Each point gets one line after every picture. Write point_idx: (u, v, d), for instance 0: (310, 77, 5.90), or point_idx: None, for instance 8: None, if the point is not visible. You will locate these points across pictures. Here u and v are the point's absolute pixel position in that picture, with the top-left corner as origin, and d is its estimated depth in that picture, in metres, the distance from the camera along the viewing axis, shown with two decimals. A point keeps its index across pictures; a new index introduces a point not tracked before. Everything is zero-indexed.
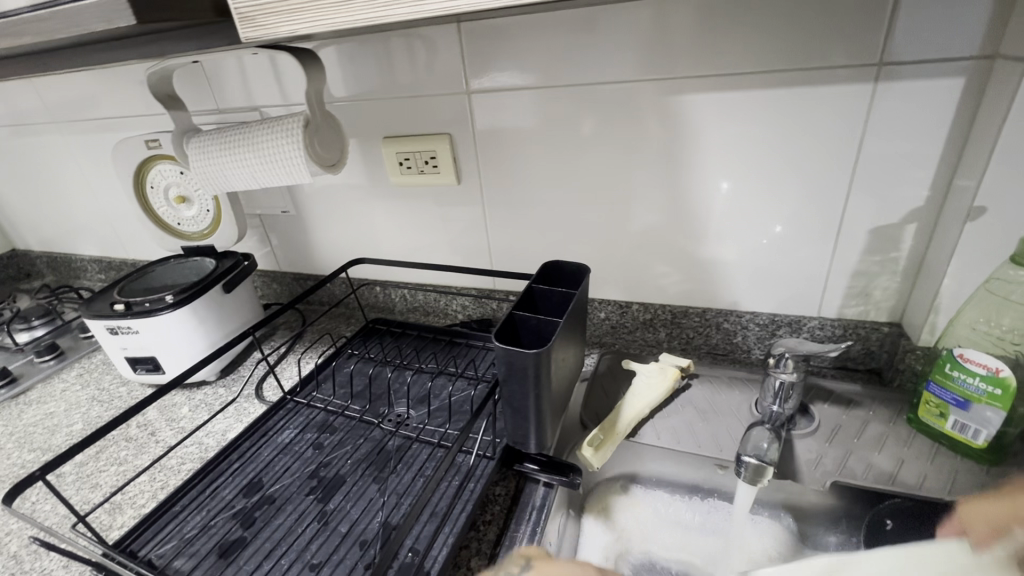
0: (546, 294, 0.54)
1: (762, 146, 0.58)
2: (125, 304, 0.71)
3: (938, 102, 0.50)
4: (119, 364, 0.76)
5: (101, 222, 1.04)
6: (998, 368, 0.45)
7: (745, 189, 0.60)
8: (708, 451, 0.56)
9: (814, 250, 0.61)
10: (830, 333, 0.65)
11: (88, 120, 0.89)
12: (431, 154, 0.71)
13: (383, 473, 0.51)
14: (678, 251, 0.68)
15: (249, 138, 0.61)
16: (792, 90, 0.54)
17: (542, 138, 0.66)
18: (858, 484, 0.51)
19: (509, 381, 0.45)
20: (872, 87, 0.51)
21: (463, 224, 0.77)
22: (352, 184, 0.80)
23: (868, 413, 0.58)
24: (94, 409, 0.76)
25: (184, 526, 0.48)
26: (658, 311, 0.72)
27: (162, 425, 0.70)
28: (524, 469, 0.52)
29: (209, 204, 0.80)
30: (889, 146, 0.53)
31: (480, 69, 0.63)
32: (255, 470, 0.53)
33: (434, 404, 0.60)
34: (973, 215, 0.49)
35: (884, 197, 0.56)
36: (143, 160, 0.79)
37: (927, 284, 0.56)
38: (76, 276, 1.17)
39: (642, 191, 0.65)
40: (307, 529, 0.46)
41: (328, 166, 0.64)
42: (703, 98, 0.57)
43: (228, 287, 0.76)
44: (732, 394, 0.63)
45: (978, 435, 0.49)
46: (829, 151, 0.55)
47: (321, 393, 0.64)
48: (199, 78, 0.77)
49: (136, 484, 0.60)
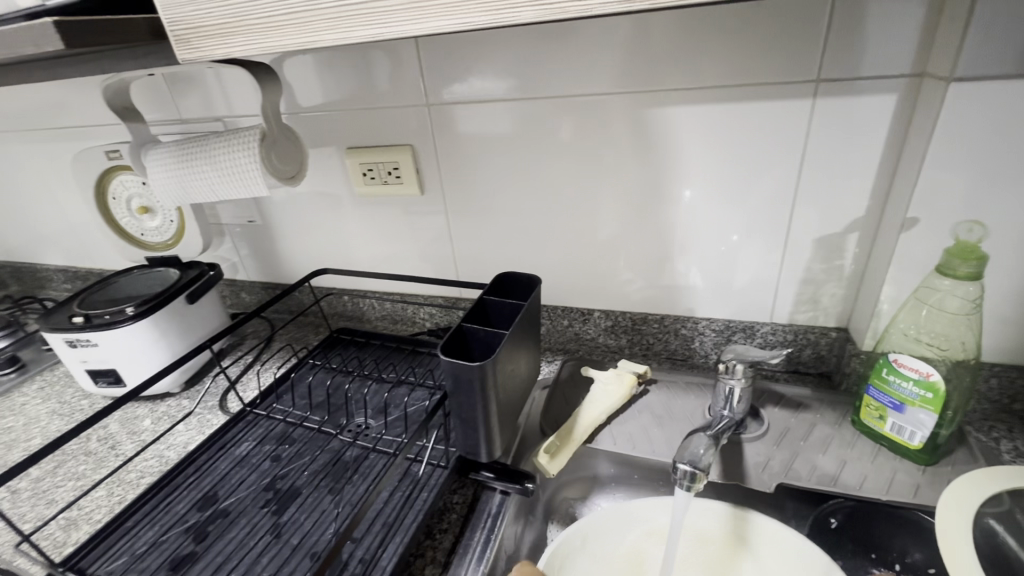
0: (499, 305, 0.55)
1: (713, 159, 0.59)
2: (85, 316, 0.70)
3: (872, 118, 0.52)
4: (79, 377, 0.75)
5: (67, 232, 1.03)
6: (928, 372, 0.48)
7: (701, 199, 0.62)
8: (662, 456, 0.57)
9: (764, 258, 0.63)
10: (782, 339, 0.67)
11: (49, 130, 0.88)
12: (394, 164, 0.72)
13: (339, 484, 0.51)
14: (637, 259, 0.69)
15: (207, 152, 0.61)
16: (737, 105, 0.56)
17: (503, 148, 0.67)
18: (802, 485, 0.52)
19: (457, 393, 0.46)
20: (810, 103, 0.53)
21: (429, 234, 0.78)
22: (318, 194, 0.80)
23: (816, 416, 0.60)
24: (54, 422, 0.75)
25: (136, 541, 0.48)
26: (619, 318, 0.74)
27: (123, 438, 0.69)
28: (479, 477, 0.54)
29: (172, 215, 0.80)
30: (829, 159, 0.56)
31: (440, 82, 0.65)
32: (211, 483, 0.53)
33: (394, 413, 0.61)
34: (907, 226, 0.51)
35: (827, 207, 0.58)
36: (103, 171, 0.78)
37: (869, 291, 0.58)
38: (41, 286, 1.15)
39: (601, 201, 0.67)
40: (259, 543, 0.46)
41: (286, 179, 0.65)
42: (656, 112, 0.59)
43: (191, 298, 0.76)
44: (687, 399, 0.65)
45: (913, 437, 0.51)
46: (776, 164, 0.57)
47: (282, 404, 0.64)
48: (161, 89, 0.77)
49: (92, 499, 0.59)
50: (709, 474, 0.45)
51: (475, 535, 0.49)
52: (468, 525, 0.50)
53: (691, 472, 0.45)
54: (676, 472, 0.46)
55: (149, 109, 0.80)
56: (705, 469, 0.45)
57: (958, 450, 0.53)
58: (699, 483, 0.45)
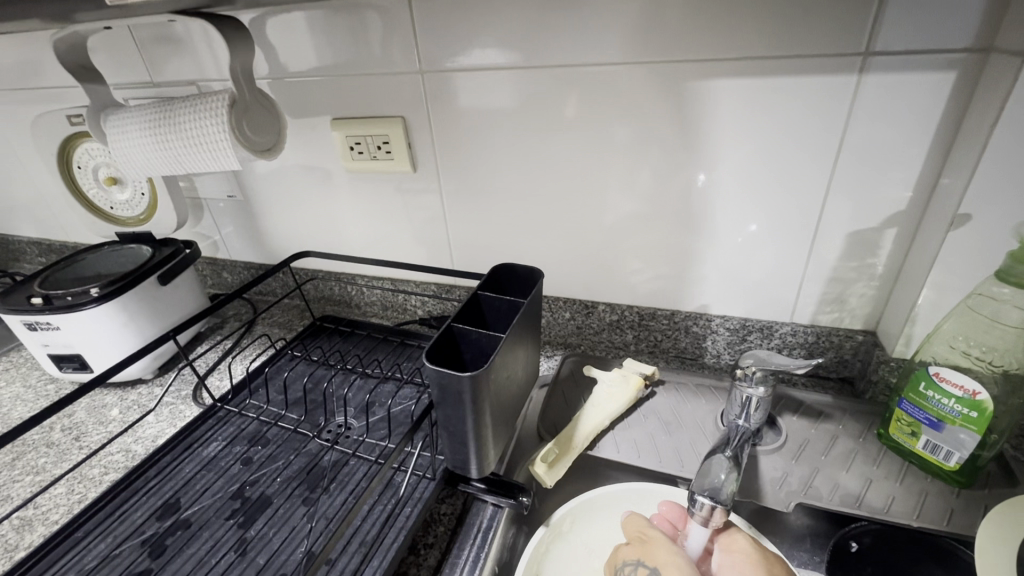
0: (494, 302, 0.50)
1: (738, 140, 0.53)
2: (44, 297, 0.63)
3: (925, 99, 0.46)
4: (42, 361, 0.69)
5: (38, 204, 0.97)
6: (975, 390, 0.43)
7: (720, 186, 0.56)
8: (669, 469, 0.52)
9: (788, 253, 0.58)
10: (802, 340, 0.62)
11: (10, 93, 0.80)
12: (384, 138, 0.66)
13: (314, 493, 0.47)
14: (649, 249, 0.63)
15: (173, 120, 0.55)
16: (770, 80, 0.49)
17: (505, 123, 0.60)
18: (823, 506, 0.47)
19: (444, 405, 0.40)
20: (854, 80, 0.47)
21: (424, 216, 0.72)
22: (303, 169, 0.73)
23: (838, 427, 0.55)
24: (17, 408, 0.70)
25: (85, 556, 0.43)
26: (625, 313, 0.69)
27: (89, 428, 0.64)
28: (469, 489, 0.48)
29: (143, 187, 0.74)
30: (870, 146, 0.49)
31: (434, 47, 0.58)
32: (173, 489, 0.49)
33: (377, 414, 0.56)
34: (957, 223, 0.46)
35: (863, 200, 0.52)
36: (67, 138, 0.72)
37: (904, 293, 0.53)
38: (14, 260, 1.08)
39: (609, 184, 0.60)
40: (221, 561, 0.42)
41: (261, 152, 0.59)
42: (676, 87, 0.52)
43: (165, 279, 0.70)
44: (697, 404, 0.60)
45: (950, 457, 0.46)
46: (809, 149, 0.51)
47: (256, 400, 0.60)
48: (127, 48, 0.70)
49: (50, 497, 0.54)
50: (731, 507, 0.41)
51: (463, 553, 0.45)
52: (455, 541, 0.46)
53: (712, 506, 0.41)
54: (694, 505, 0.42)
55: (114, 70, 0.73)
56: (726, 502, 0.41)
57: (995, 471, 0.48)
58: (721, 517, 0.41)
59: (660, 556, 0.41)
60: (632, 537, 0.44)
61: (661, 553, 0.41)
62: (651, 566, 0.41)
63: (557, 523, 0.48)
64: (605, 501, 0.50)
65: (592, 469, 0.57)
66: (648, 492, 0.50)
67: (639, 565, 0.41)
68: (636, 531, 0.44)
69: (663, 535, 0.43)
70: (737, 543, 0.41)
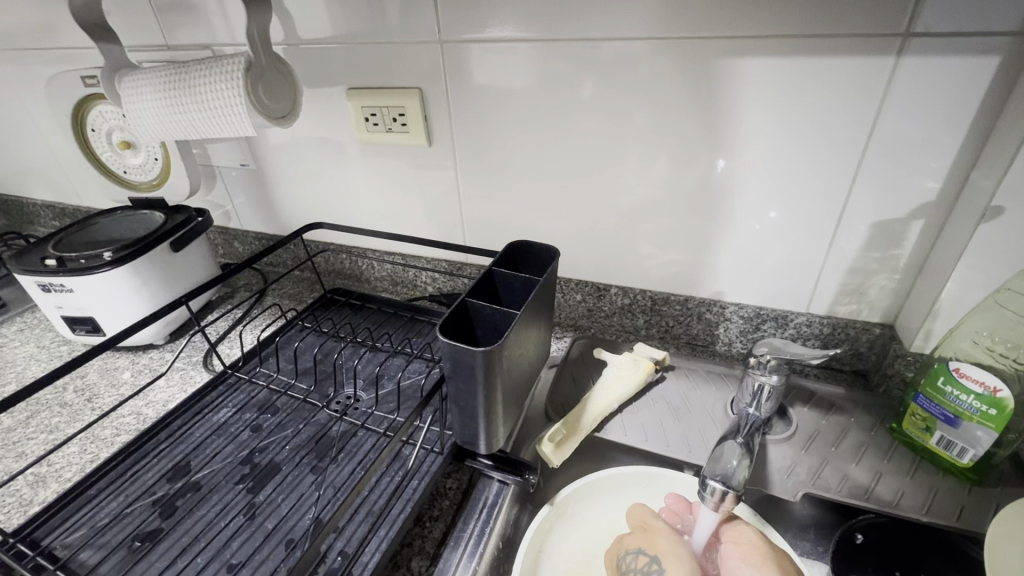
0: (508, 280, 0.49)
1: (765, 122, 0.51)
2: (57, 259, 0.63)
3: (963, 85, 0.44)
4: (56, 323, 0.70)
5: (53, 166, 0.97)
6: (995, 387, 0.42)
7: (743, 171, 0.55)
8: (676, 453, 0.52)
9: (808, 241, 0.56)
10: (817, 332, 0.61)
11: (24, 53, 0.80)
12: (399, 110, 0.64)
13: (323, 462, 0.47)
14: (666, 233, 0.62)
15: (189, 81, 0.54)
16: (804, 59, 0.47)
17: (524, 99, 0.59)
18: (832, 497, 0.47)
19: (455, 379, 0.40)
20: (892, 62, 0.45)
21: (438, 192, 0.71)
22: (316, 140, 0.72)
23: (849, 420, 0.54)
24: (31, 367, 0.71)
25: (97, 513, 0.44)
26: (638, 297, 0.68)
27: (102, 390, 0.65)
28: (477, 464, 0.49)
29: (156, 152, 0.73)
30: (901, 135, 0.48)
31: (454, 16, 0.56)
32: (183, 452, 0.49)
33: (386, 387, 0.57)
34: (989, 216, 0.44)
35: (890, 189, 0.51)
36: (82, 99, 0.71)
37: (927, 286, 0.52)
38: (29, 222, 1.09)
39: (627, 165, 0.59)
40: (229, 524, 0.42)
41: (276, 119, 0.58)
42: (702, 65, 0.50)
43: (177, 245, 0.70)
44: (707, 391, 0.60)
45: (963, 454, 0.46)
46: (837, 134, 0.50)
47: (266, 368, 0.60)
48: (141, 9, 0.69)
49: (63, 455, 0.55)
50: (743, 494, 0.41)
51: (469, 527, 0.45)
52: (461, 514, 0.46)
53: (724, 491, 0.41)
54: (703, 488, 0.42)
55: (129, 33, 0.72)
56: (737, 488, 0.41)
57: (1009, 470, 0.48)
58: (731, 504, 0.41)
59: (660, 543, 0.42)
60: (634, 525, 0.44)
61: (666, 543, 0.41)
62: (652, 554, 0.41)
63: (562, 502, 0.48)
64: (612, 482, 0.50)
65: (598, 451, 0.57)
66: (656, 477, 0.50)
67: (638, 553, 0.41)
68: (639, 520, 0.44)
69: (665, 525, 0.43)
70: (743, 536, 0.41)
